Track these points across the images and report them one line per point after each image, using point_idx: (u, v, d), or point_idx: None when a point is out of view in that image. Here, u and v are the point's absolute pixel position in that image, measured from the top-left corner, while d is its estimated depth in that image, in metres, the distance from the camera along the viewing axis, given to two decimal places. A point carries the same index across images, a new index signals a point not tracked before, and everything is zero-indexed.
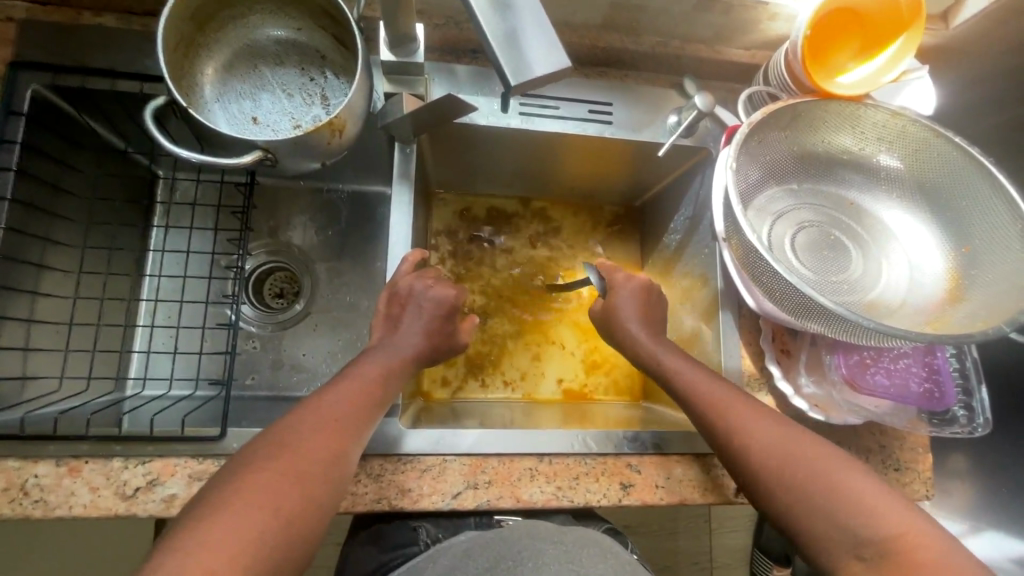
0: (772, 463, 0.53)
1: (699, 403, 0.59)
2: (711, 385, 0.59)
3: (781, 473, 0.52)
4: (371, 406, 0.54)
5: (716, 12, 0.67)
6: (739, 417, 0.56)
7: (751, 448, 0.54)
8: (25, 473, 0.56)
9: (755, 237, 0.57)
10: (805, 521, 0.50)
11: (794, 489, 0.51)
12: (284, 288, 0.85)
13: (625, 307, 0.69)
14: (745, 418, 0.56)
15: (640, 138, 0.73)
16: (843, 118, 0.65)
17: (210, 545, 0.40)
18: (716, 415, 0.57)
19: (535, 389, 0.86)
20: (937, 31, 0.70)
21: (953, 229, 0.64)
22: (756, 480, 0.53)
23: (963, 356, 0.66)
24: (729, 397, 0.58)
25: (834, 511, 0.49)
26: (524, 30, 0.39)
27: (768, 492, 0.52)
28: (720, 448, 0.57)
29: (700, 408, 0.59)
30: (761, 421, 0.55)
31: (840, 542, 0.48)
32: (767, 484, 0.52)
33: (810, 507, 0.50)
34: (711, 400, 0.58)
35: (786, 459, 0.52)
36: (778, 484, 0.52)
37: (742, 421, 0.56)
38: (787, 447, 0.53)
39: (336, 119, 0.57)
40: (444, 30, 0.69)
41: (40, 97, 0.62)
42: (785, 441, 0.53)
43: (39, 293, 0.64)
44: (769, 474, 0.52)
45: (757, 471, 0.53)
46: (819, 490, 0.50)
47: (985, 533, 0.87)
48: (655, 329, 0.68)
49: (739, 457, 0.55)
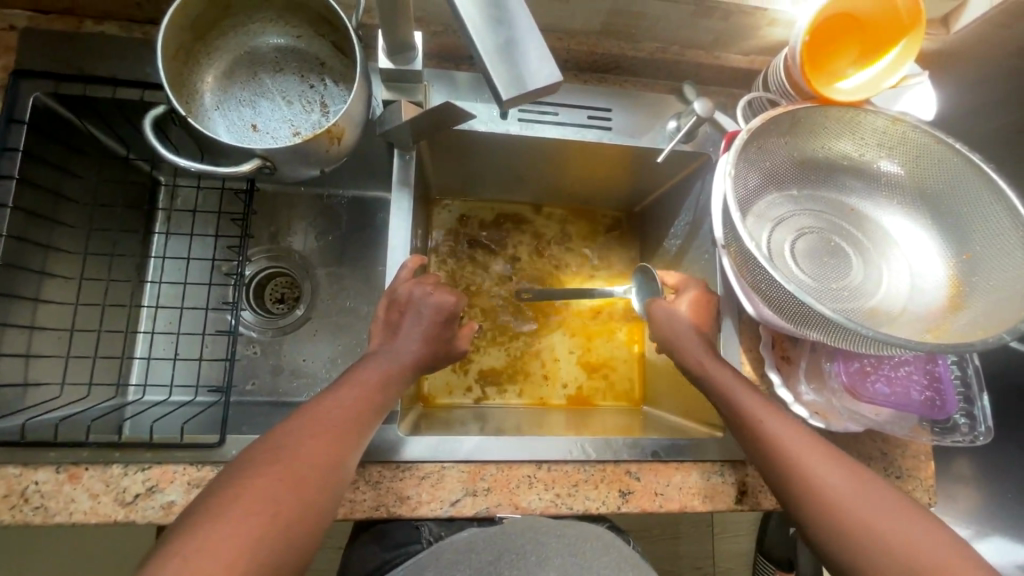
0: (801, 474, 0.53)
1: (732, 406, 0.59)
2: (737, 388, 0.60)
3: (817, 485, 0.52)
4: (370, 413, 0.54)
5: (715, 18, 0.67)
6: (769, 420, 0.57)
7: (784, 457, 0.54)
8: (25, 480, 0.56)
9: (754, 246, 0.56)
10: (839, 536, 0.50)
11: (824, 501, 0.51)
12: (285, 293, 0.85)
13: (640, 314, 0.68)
14: (776, 424, 0.56)
15: (640, 144, 0.73)
16: (843, 125, 0.65)
17: (207, 547, 0.40)
18: (746, 417, 0.58)
19: (545, 395, 0.86)
20: (937, 36, 0.70)
21: (953, 237, 0.64)
22: (787, 487, 0.54)
23: (965, 363, 0.65)
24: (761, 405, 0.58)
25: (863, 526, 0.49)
26: (518, 43, 0.38)
27: (797, 501, 0.53)
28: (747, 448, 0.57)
29: (730, 412, 0.59)
30: (793, 430, 0.56)
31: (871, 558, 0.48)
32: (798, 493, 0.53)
33: (841, 522, 0.50)
34: (741, 408, 0.58)
35: (819, 472, 0.53)
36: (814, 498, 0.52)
37: (771, 425, 0.56)
38: (818, 459, 0.54)
39: (334, 127, 0.57)
40: (442, 37, 0.70)
41: (42, 106, 0.63)
42: (816, 452, 0.54)
43: (41, 300, 0.64)
44: (801, 483, 0.53)
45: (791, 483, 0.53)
46: (850, 502, 0.50)
47: (991, 538, 0.85)
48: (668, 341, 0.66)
49: (774, 468, 0.55)
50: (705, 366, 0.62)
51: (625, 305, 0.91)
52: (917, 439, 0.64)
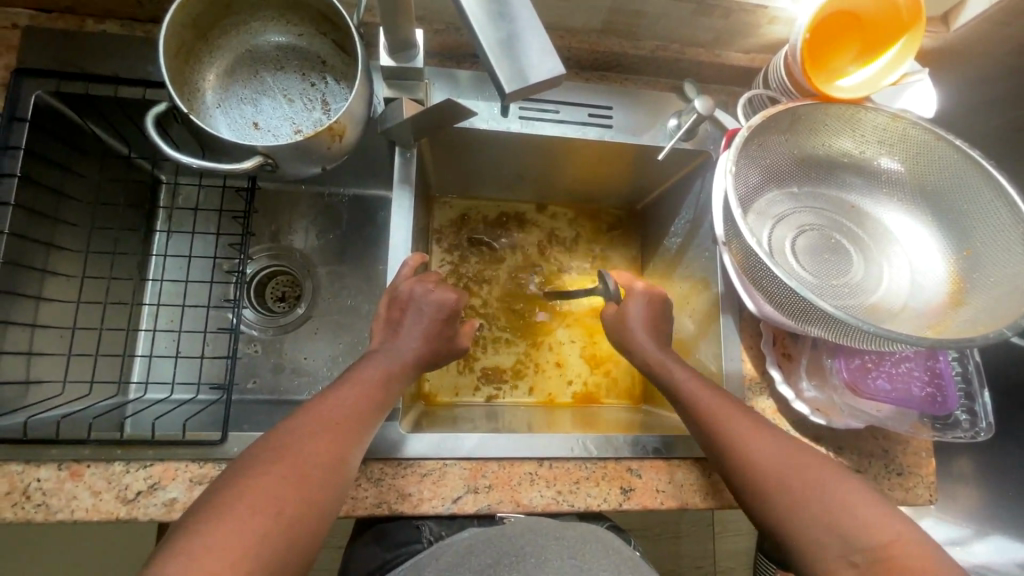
0: (770, 472, 0.53)
1: (699, 407, 0.59)
2: (704, 390, 0.60)
3: (785, 484, 0.52)
4: (371, 409, 0.54)
5: (716, 16, 0.67)
6: (736, 419, 0.57)
7: (752, 458, 0.54)
8: (27, 477, 0.56)
9: (755, 242, 0.56)
10: (810, 534, 0.50)
11: (797, 498, 0.51)
12: (285, 291, 0.85)
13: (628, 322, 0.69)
14: (743, 424, 0.56)
15: (640, 142, 0.74)
16: (844, 122, 0.65)
17: (213, 545, 0.40)
18: (714, 415, 0.57)
19: (549, 393, 0.86)
20: (937, 34, 0.70)
21: (953, 233, 0.64)
22: (757, 484, 0.54)
23: (965, 359, 0.65)
24: (727, 405, 0.58)
25: (836, 525, 0.49)
26: (520, 37, 0.38)
27: (765, 502, 0.53)
28: (714, 451, 0.57)
29: (699, 414, 0.59)
30: (756, 427, 0.56)
31: (842, 554, 0.49)
32: (767, 491, 0.53)
33: (812, 522, 0.50)
34: (709, 411, 0.58)
35: (784, 467, 0.53)
36: (783, 499, 0.52)
37: (738, 426, 0.56)
38: (782, 455, 0.54)
39: (336, 124, 0.57)
40: (443, 35, 0.70)
41: (44, 104, 0.63)
42: (780, 448, 0.54)
43: (42, 298, 0.64)
44: (769, 483, 0.53)
45: (760, 484, 0.53)
46: (823, 498, 0.51)
47: (991, 537, 0.85)
48: (660, 340, 0.67)
49: (743, 470, 0.55)
50: (684, 370, 0.62)
51: None
52: (918, 436, 0.65)
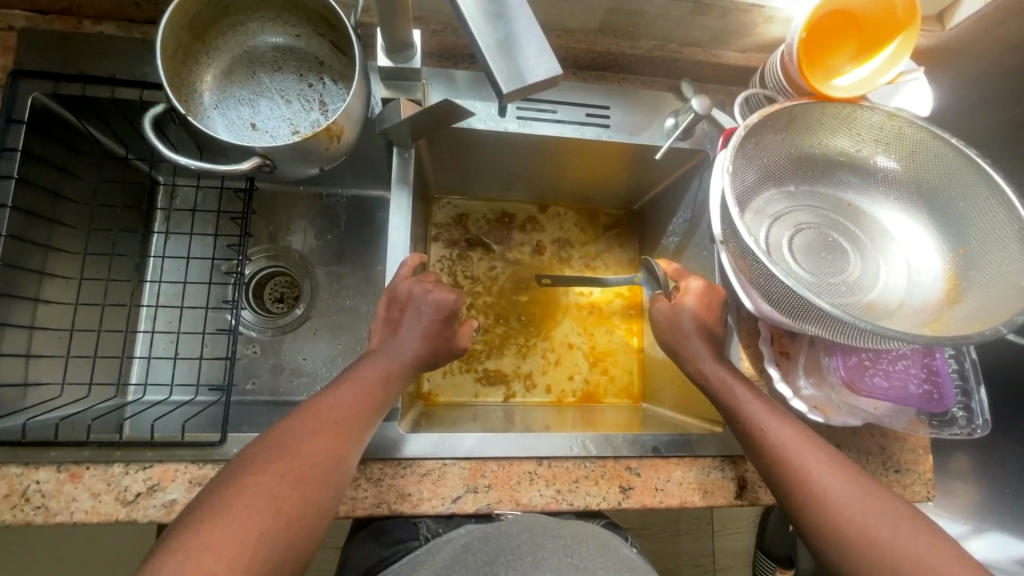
0: (795, 470, 0.54)
1: (727, 403, 0.60)
2: (737, 388, 0.60)
3: (811, 483, 0.53)
4: (371, 409, 0.54)
5: (712, 16, 0.67)
6: (761, 416, 0.58)
7: (783, 457, 0.55)
8: (26, 479, 0.56)
9: (752, 241, 0.57)
10: (832, 531, 0.51)
11: (821, 495, 0.52)
12: (284, 293, 0.85)
13: (680, 323, 0.66)
14: (776, 424, 0.57)
15: (638, 141, 0.74)
16: (840, 121, 0.65)
17: (210, 544, 0.40)
18: (736, 411, 0.59)
19: (555, 392, 0.86)
20: (933, 33, 0.70)
21: (949, 231, 0.64)
22: (769, 481, 0.56)
23: (962, 357, 0.66)
24: (763, 404, 0.59)
25: (857, 525, 0.50)
26: (517, 37, 0.38)
27: (791, 497, 0.54)
28: (748, 446, 0.58)
29: (731, 412, 0.60)
30: (789, 427, 0.57)
31: (860, 551, 0.49)
32: (789, 487, 0.54)
33: (833, 519, 0.51)
34: (742, 409, 0.59)
35: (812, 466, 0.54)
36: (807, 496, 0.53)
37: (771, 425, 0.57)
38: (810, 455, 0.55)
39: (333, 125, 0.56)
40: (441, 35, 0.70)
41: (41, 107, 0.63)
42: (809, 449, 0.55)
43: (41, 300, 0.64)
44: (795, 480, 0.54)
45: (787, 481, 0.55)
46: (832, 498, 0.52)
47: (988, 533, 0.86)
48: (712, 346, 0.64)
49: (772, 466, 0.56)
50: (706, 366, 0.63)
51: (624, 302, 0.92)
52: (915, 433, 0.65)
